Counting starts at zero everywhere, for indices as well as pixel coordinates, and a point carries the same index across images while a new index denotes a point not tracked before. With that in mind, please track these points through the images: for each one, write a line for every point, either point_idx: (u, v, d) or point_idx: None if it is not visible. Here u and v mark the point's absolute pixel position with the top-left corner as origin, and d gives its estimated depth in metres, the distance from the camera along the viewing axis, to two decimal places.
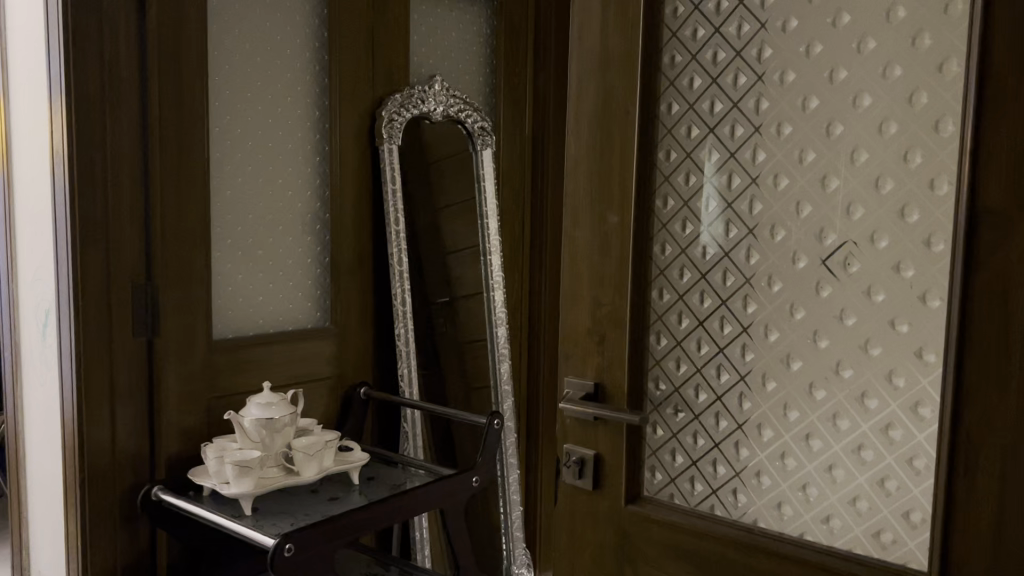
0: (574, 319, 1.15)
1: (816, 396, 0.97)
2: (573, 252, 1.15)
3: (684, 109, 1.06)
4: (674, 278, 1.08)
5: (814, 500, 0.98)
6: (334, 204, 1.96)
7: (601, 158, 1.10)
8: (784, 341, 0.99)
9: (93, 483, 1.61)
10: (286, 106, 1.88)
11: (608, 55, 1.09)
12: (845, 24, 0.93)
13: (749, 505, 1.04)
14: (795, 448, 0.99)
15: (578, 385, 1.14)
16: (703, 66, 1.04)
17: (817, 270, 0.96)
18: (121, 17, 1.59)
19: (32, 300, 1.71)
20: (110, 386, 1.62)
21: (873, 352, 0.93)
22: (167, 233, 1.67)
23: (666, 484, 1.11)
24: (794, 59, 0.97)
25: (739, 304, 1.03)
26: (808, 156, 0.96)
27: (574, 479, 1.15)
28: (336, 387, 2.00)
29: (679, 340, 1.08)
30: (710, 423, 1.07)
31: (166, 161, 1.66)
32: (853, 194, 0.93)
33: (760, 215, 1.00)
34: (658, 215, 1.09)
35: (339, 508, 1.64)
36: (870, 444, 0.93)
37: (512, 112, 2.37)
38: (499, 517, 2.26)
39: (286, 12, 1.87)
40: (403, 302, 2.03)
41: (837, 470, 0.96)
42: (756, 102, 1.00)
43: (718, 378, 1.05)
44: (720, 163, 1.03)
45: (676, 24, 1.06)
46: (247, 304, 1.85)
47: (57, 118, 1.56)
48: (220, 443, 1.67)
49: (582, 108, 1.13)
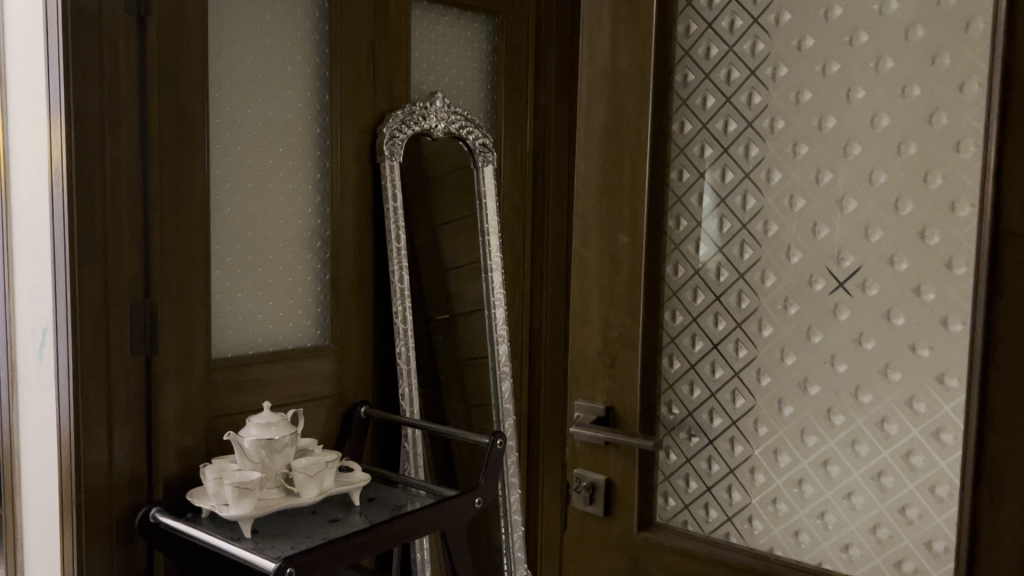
0: (584, 340, 1.14)
1: (834, 421, 0.95)
2: (582, 272, 1.13)
3: (697, 128, 1.04)
4: (687, 300, 1.06)
5: (832, 528, 0.96)
6: (334, 221, 1.95)
7: (612, 177, 1.09)
8: (801, 364, 0.97)
9: (90, 505, 1.58)
10: (286, 123, 1.86)
11: (618, 73, 1.08)
12: (862, 43, 0.91)
13: (765, 533, 1.01)
14: (813, 474, 0.97)
15: (588, 409, 1.12)
16: (717, 85, 1.02)
17: (835, 292, 0.94)
18: (121, 33, 1.57)
19: (29, 318, 1.69)
20: (108, 406, 1.60)
21: (892, 376, 0.90)
22: (167, 251, 1.65)
23: (679, 510, 1.08)
24: (809, 78, 0.95)
25: (754, 327, 1.01)
26: (825, 176, 0.94)
27: (585, 504, 1.13)
28: (335, 406, 1.97)
29: (692, 364, 1.06)
30: (725, 449, 1.04)
31: (166, 178, 1.64)
32: (872, 216, 0.91)
33: (775, 237, 0.98)
34: (671, 236, 1.06)
35: (340, 531, 1.61)
36: (891, 470, 0.91)
37: (512, 127, 2.35)
38: (500, 537, 2.23)
39: (286, 28, 1.85)
40: (403, 319, 2.01)
41: (856, 497, 0.94)
42: (771, 122, 0.98)
43: (734, 402, 1.03)
44: (735, 183, 1.01)
45: (689, 42, 1.05)
46: (246, 322, 1.82)
47: (56, 134, 1.53)
48: (219, 464, 1.65)
49: (591, 128, 1.11)
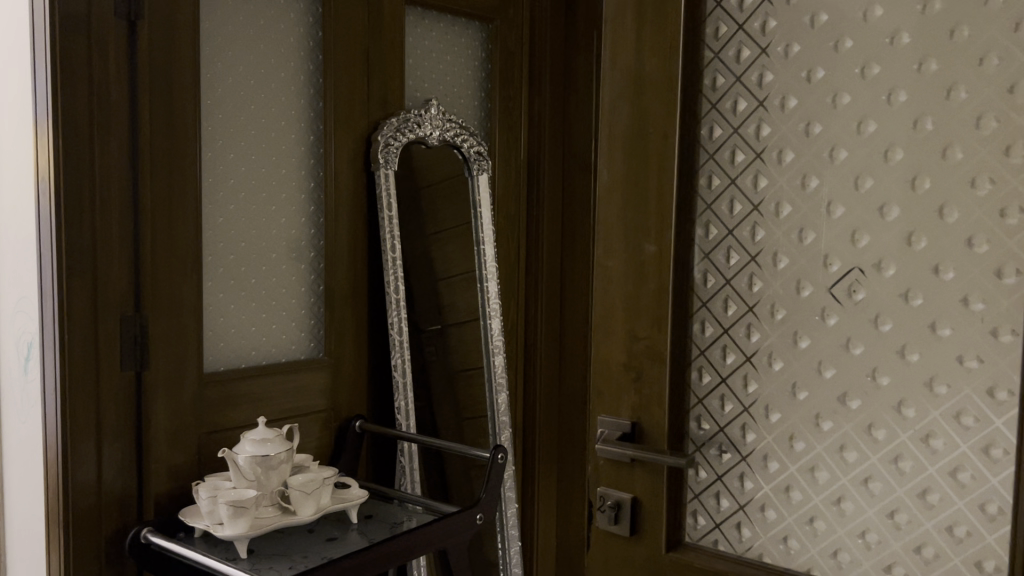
0: (606, 354, 1.09)
1: (875, 436, 0.91)
2: (605, 283, 1.09)
3: (728, 132, 1.01)
4: (718, 311, 1.02)
5: (874, 547, 0.92)
6: (328, 231, 1.90)
7: (636, 185, 1.05)
8: (841, 378, 0.93)
9: (77, 526, 1.51)
10: (279, 130, 1.81)
11: (642, 76, 1.04)
12: (903, 44, 0.88)
13: (802, 553, 0.97)
14: (854, 492, 0.93)
15: (613, 424, 1.08)
16: (749, 88, 0.99)
17: (876, 303, 0.91)
18: (111, 37, 1.52)
19: (13, 333, 1.62)
20: (96, 424, 1.53)
21: (938, 390, 0.87)
22: (157, 262, 1.59)
23: (710, 529, 1.04)
24: (847, 81, 0.92)
25: (790, 339, 0.97)
26: (865, 183, 0.91)
27: (609, 524, 1.09)
28: (329, 420, 1.92)
29: (723, 377, 1.02)
30: (758, 465, 1.00)
31: (157, 186, 1.59)
32: (916, 223, 0.88)
33: (811, 245, 0.95)
34: (700, 244, 1.03)
35: (341, 549, 1.55)
36: (938, 487, 0.88)
37: (507, 136, 2.31)
38: (496, 553, 2.18)
39: (278, 34, 1.81)
40: (399, 330, 1.95)
41: (899, 515, 0.90)
42: (806, 126, 0.95)
43: (768, 418, 0.99)
44: (767, 191, 0.98)
45: (718, 44, 1.01)
46: (239, 334, 1.77)
47: (42, 141, 1.48)
48: (213, 482, 1.59)
49: (615, 134, 1.07)
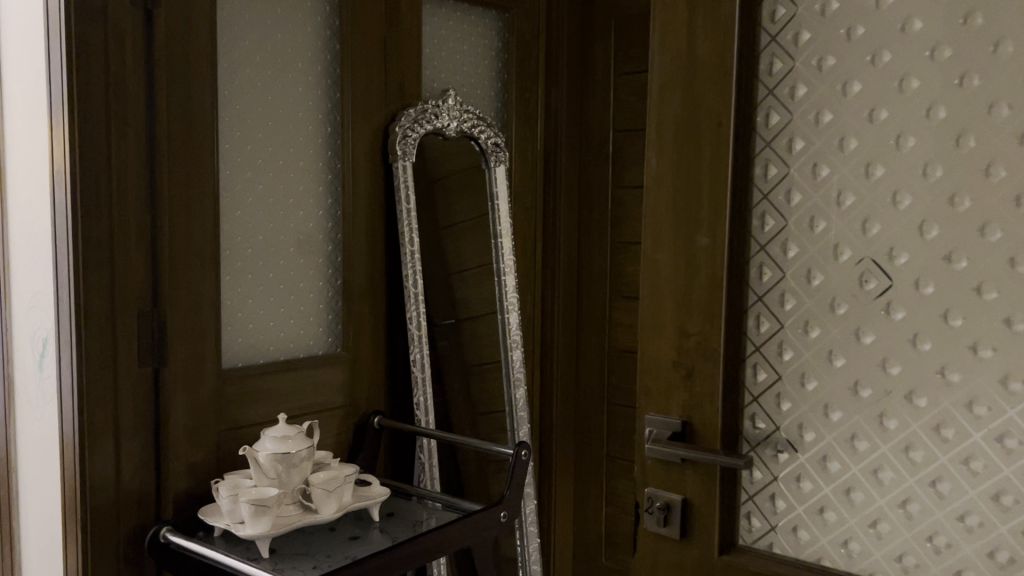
0: (653, 350, 1.05)
1: (944, 435, 0.88)
2: (654, 277, 1.05)
3: (786, 119, 0.97)
4: (775, 305, 0.98)
5: (944, 551, 0.88)
6: (346, 223, 1.85)
7: (688, 176, 1.01)
8: (907, 375, 0.90)
9: (95, 526, 1.47)
10: (296, 121, 1.77)
11: (695, 62, 1.00)
12: (977, 25, 0.84)
13: (865, 556, 0.93)
14: (922, 494, 0.89)
15: (663, 423, 1.04)
16: (808, 74, 0.95)
17: (946, 297, 0.87)
18: (128, 26, 1.47)
19: (29, 331, 1.57)
20: (115, 421, 1.49)
21: (1012, 387, 0.84)
22: (175, 255, 1.55)
23: (765, 532, 1.01)
24: (916, 64, 0.88)
25: (853, 336, 0.93)
26: (934, 171, 0.87)
27: (658, 526, 1.05)
28: (347, 416, 1.88)
29: (780, 374, 0.98)
30: (818, 466, 0.96)
31: (174, 178, 1.55)
32: (990, 213, 0.84)
33: (877, 237, 0.91)
34: (756, 236, 0.99)
35: (367, 548, 1.51)
36: (1013, 489, 0.84)
37: (523, 127, 2.27)
38: (515, 550, 2.15)
39: (296, 23, 1.76)
40: (417, 324, 1.92)
41: (971, 518, 0.87)
42: (871, 112, 0.91)
43: (829, 418, 0.95)
44: (828, 181, 0.94)
45: (776, 28, 0.97)
46: (257, 329, 1.73)
47: (58, 133, 1.43)
48: (234, 480, 1.55)
49: (664, 123, 1.03)
